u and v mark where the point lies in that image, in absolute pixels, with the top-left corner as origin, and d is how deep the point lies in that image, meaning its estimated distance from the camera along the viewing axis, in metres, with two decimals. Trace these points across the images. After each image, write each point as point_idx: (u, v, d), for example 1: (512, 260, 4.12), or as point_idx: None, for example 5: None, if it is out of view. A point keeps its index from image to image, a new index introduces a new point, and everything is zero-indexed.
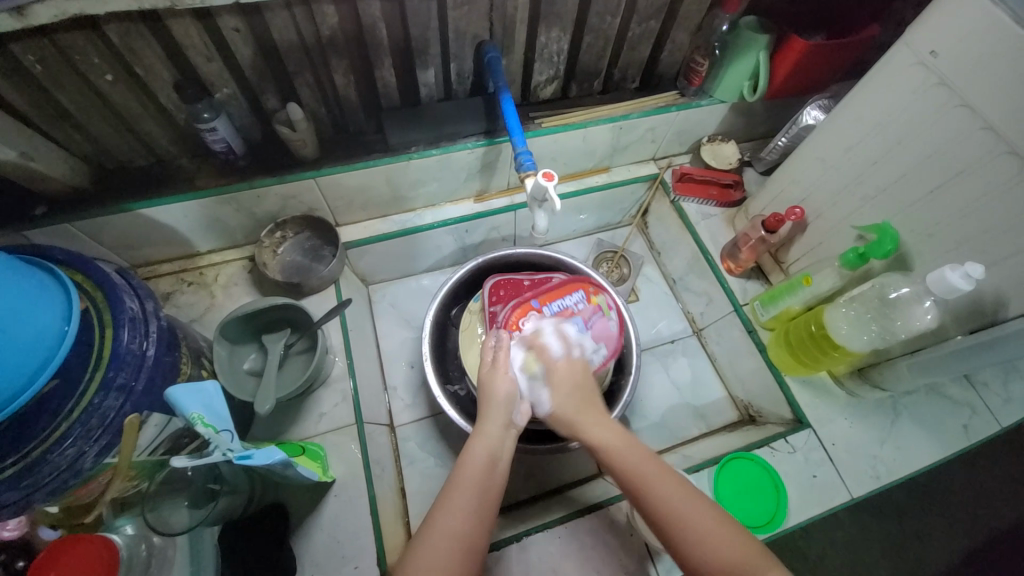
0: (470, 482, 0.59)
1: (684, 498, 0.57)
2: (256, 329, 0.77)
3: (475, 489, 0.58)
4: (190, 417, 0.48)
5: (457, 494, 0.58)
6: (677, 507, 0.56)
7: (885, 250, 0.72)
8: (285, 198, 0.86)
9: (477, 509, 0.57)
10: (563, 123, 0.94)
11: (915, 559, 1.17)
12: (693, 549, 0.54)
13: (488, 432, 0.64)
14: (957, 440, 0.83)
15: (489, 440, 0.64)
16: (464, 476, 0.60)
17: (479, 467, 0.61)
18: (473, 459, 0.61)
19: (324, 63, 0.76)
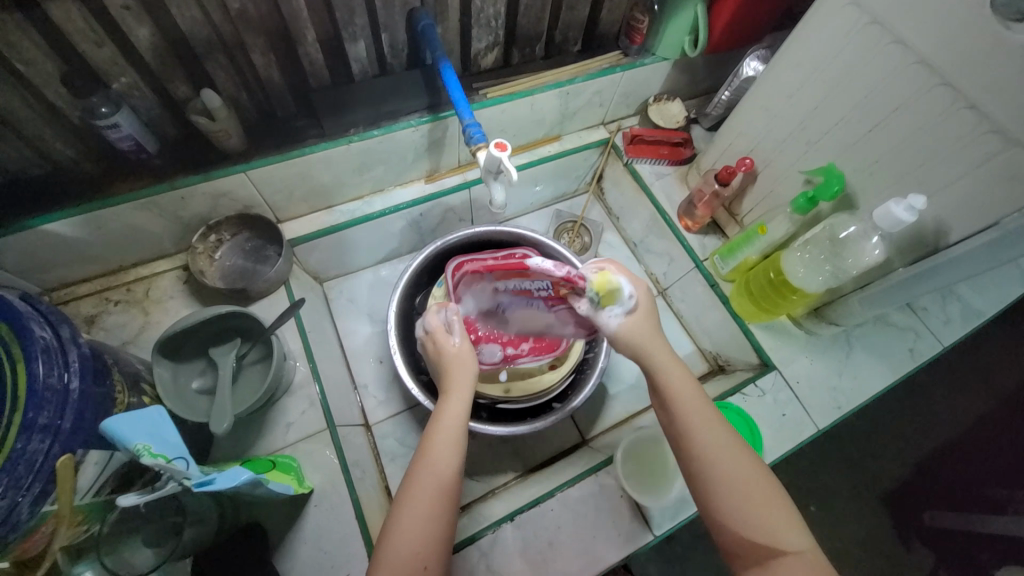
0: (445, 447, 0.57)
1: (750, 494, 0.53)
2: (201, 343, 0.70)
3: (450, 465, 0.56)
4: (135, 449, 0.43)
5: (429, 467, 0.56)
6: (735, 499, 0.52)
7: (833, 191, 0.75)
8: (215, 197, 0.78)
9: (451, 482, 0.56)
10: (509, 92, 0.90)
11: (872, 473, 1.27)
12: (748, 543, 0.51)
13: (457, 398, 0.61)
14: (904, 363, 0.90)
15: (462, 402, 0.61)
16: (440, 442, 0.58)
17: (452, 433, 0.59)
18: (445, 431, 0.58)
19: (237, 41, 0.68)
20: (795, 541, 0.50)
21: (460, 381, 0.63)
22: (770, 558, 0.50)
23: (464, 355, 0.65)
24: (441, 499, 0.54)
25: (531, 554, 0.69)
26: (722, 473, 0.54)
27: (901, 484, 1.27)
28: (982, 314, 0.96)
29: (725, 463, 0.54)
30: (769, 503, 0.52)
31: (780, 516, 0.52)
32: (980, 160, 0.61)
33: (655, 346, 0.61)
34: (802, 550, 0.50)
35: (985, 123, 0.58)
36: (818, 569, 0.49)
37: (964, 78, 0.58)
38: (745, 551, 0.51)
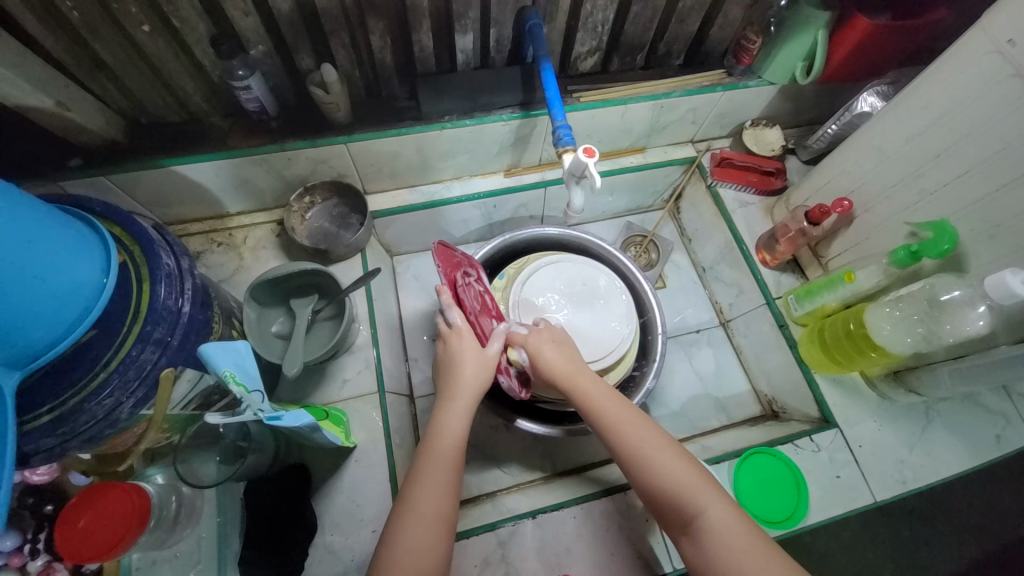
0: (445, 452, 0.61)
1: (653, 455, 0.60)
2: (283, 293, 0.76)
3: (450, 460, 0.61)
4: (222, 375, 0.48)
5: (432, 465, 0.60)
6: (649, 459, 0.60)
7: (941, 250, 0.69)
8: (316, 162, 0.85)
9: (453, 477, 0.60)
10: (603, 99, 0.90)
11: (924, 557, 1.16)
12: (672, 506, 0.58)
13: (459, 404, 0.65)
14: (987, 450, 0.81)
15: (462, 406, 0.65)
16: (436, 448, 0.61)
17: (454, 440, 0.62)
18: (445, 432, 0.63)
19: (361, 22, 0.73)
20: (708, 501, 0.56)
21: (463, 388, 0.66)
22: (690, 520, 0.56)
23: (474, 356, 0.68)
24: (442, 497, 0.58)
25: (547, 554, 0.70)
26: (637, 450, 0.60)
27: None
28: None
29: (636, 434, 0.61)
30: (680, 466, 0.59)
31: (694, 477, 0.58)
32: None
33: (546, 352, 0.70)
34: (714, 504, 0.56)
35: None
36: (733, 521, 0.55)
37: None
38: (671, 515, 0.58)
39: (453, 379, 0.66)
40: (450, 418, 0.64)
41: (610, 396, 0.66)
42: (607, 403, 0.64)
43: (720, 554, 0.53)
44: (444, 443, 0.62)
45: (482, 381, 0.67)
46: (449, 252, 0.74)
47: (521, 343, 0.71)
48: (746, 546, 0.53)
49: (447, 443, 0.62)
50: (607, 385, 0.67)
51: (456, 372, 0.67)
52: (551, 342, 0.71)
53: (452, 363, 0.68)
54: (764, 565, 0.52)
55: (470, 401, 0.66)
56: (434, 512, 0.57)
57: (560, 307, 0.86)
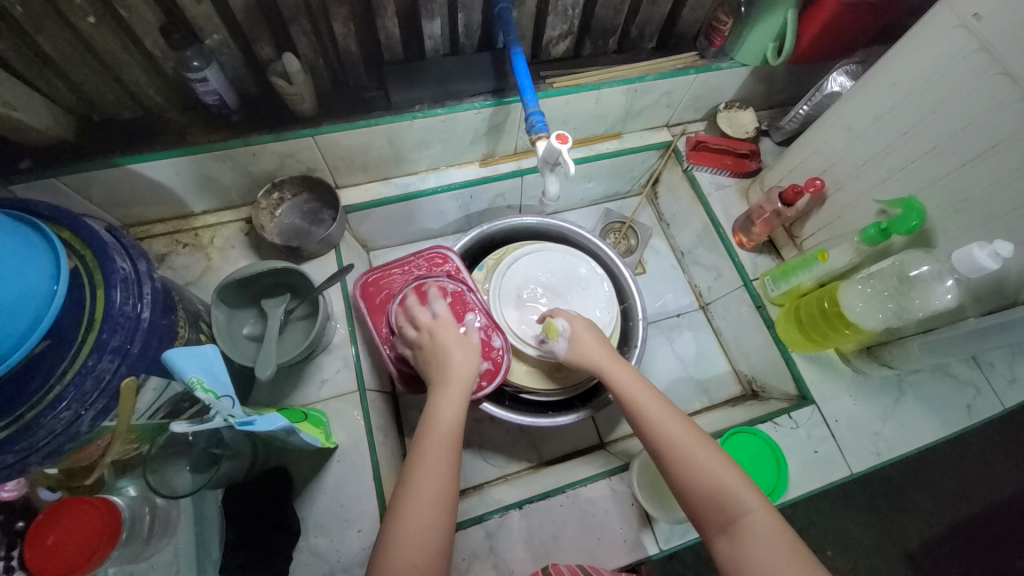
0: (444, 437, 0.59)
1: (695, 451, 0.58)
2: (253, 293, 0.73)
3: (448, 445, 0.59)
4: (189, 381, 0.47)
5: (432, 452, 0.58)
6: (686, 456, 0.58)
7: (910, 226, 0.70)
8: (283, 157, 0.82)
9: (453, 463, 0.58)
10: (576, 84, 0.89)
11: (899, 523, 1.20)
12: (707, 505, 0.55)
13: (454, 393, 0.64)
14: (957, 419, 0.84)
15: (458, 395, 0.64)
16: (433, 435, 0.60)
17: (451, 426, 0.61)
18: (443, 421, 0.61)
19: (322, 8, 0.70)
20: (749, 501, 0.54)
21: (458, 377, 0.65)
22: (730, 521, 0.54)
23: (457, 344, 0.68)
24: (441, 484, 0.56)
25: (535, 543, 0.70)
26: (672, 447, 0.59)
27: (929, 542, 1.19)
28: None
29: (676, 431, 0.60)
30: (720, 463, 0.57)
31: (734, 476, 0.56)
32: None
33: (588, 345, 0.72)
34: (754, 504, 0.54)
35: None
36: (770, 521, 0.53)
37: None
38: (708, 515, 0.55)
39: (444, 367, 0.66)
40: (444, 404, 0.62)
41: (651, 393, 0.64)
42: (650, 398, 0.64)
43: (759, 556, 0.51)
44: (441, 429, 0.60)
45: (472, 368, 0.67)
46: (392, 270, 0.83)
47: (567, 318, 0.76)
48: (785, 548, 0.51)
49: (444, 430, 0.60)
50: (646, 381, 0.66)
51: (445, 361, 0.66)
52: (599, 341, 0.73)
53: (439, 356, 0.67)
54: (804, 568, 0.49)
55: (464, 390, 0.65)
56: (432, 497, 0.55)
57: (541, 298, 0.86)
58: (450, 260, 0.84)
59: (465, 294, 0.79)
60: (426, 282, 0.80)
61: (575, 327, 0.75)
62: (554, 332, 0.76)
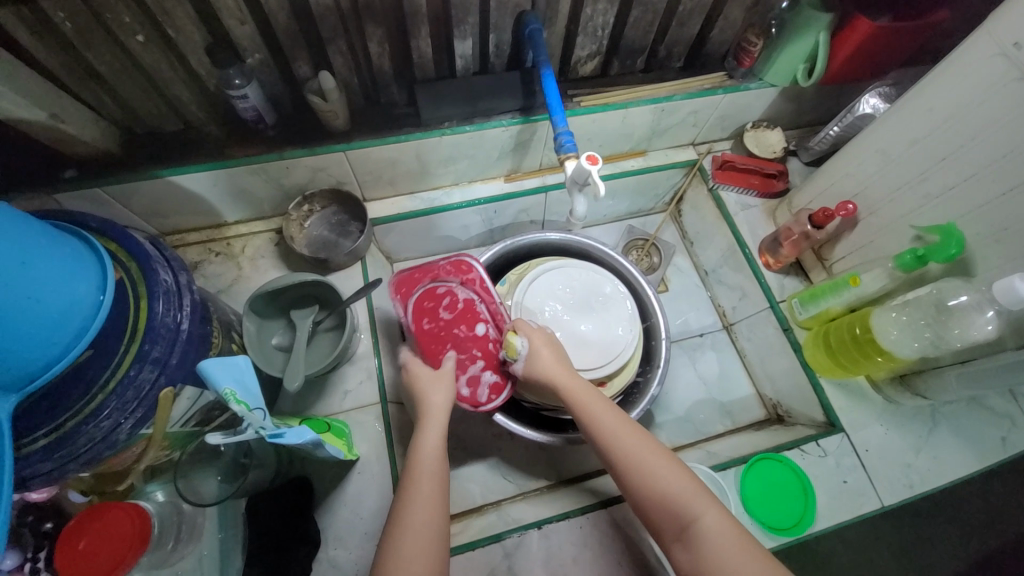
0: (427, 471, 0.61)
1: (651, 462, 0.60)
2: (283, 304, 0.75)
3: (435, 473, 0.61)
4: (222, 393, 0.48)
5: (415, 485, 0.60)
6: (645, 467, 0.59)
7: (949, 254, 0.68)
8: (314, 171, 0.84)
9: (437, 494, 0.60)
10: (603, 103, 0.89)
11: (929, 557, 1.15)
12: (665, 514, 0.57)
13: (433, 424, 0.66)
14: (994, 452, 0.80)
15: (439, 427, 0.66)
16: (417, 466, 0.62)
17: (431, 457, 0.63)
18: (423, 454, 0.63)
19: (359, 29, 0.72)
20: (699, 508, 0.56)
21: (435, 407, 0.67)
22: (684, 527, 0.56)
23: (429, 379, 0.70)
24: (430, 514, 0.58)
25: (554, 565, 0.69)
26: (630, 458, 0.61)
27: None
28: None
29: (630, 443, 0.62)
30: (671, 471, 0.59)
31: (684, 481, 0.58)
32: None
33: (542, 356, 0.71)
34: (707, 511, 0.56)
35: None
36: (725, 527, 0.55)
37: None
38: (664, 522, 0.57)
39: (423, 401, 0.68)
40: (428, 434, 0.65)
41: (603, 402, 0.66)
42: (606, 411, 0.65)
43: (715, 558, 0.53)
44: (424, 463, 0.62)
45: (449, 398, 0.69)
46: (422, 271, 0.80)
47: (525, 335, 0.72)
48: (740, 551, 0.53)
49: (425, 461, 0.62)
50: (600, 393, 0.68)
51: (422, 395, 0.69)
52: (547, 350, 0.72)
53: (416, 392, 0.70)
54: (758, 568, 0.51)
55: (443, 420, 0.67)
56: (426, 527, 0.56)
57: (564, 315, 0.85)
58: (474, 270, 0.80)
59: (476, 304, 0.77)
60: (438, 286, 0.78)
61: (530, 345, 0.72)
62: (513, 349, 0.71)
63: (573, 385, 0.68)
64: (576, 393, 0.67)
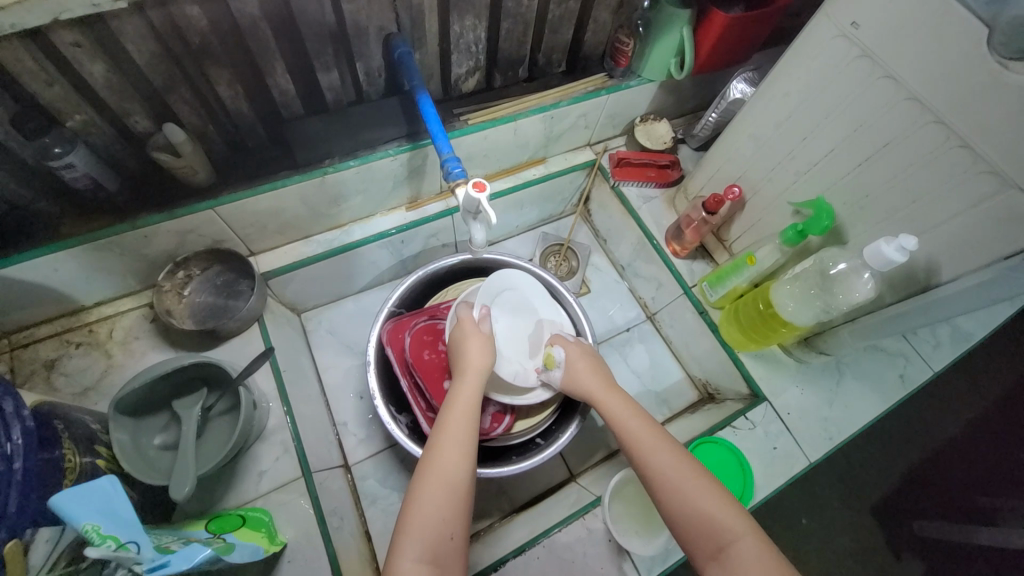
0: (461, 423, 0.62)
1: (688, 481, 0.58)
2: (163, 394, 0.65)
3: (469, 417, 0.63)
4: (83, 530, 0.40)
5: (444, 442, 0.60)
6: (681, 486, 0.57)
7: (823, 226, 0.72)
8: (182, 233, 0.74)
9: (467, 453, 0.60)
10: (491, 118, 0.87)
11: (858, 486, 1.27)
12: (699, 534, 0.55)
13: (470, 378, 0.67)
14: (894, 391, 0.87)
15: (476, 379, 0.67)
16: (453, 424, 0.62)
17: (469, 409, 0.64)
18: (459, 404, 0.64)
19: (202, 73, 0.64)
20: (734, 522, 0.54)
21: (473, 363, 0.69)
22: (723, 547, 0.53)
23: (474, 335, 0.72)
24: (455, 467, 0.59)
25: None
26: (664, 475, 0.59)
27: (892, 494, 1.26)
28: (973, 337, 0.93)
29: (665, 457, 0.60)
30: (708, 494, 0.56)
31: (722, 504, 0.56)
32: (977, 200, 0.58)
33: (582, 371, 0.74)
34: (744, 533, 0.54)
35: (980, 164, 0.56)
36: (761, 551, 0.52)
37: (958, 117, 0.56)
38: (697, 543, 0.55)
39: (462, 357, 0.70)
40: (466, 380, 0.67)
41: (641, 418, 0.66)
42: (645, 426, 0.64)
43: None
44: (458, 415, 0.63)
45: (486, 359, 0.69)
46: (410, 316, 0.85)
47: (562, 346, 0.78)
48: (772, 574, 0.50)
49: (462, 413, 0.63)
50: (637, 406, 0.68)
51: (463, 350, 0.71)
52: (588, 367, 0.74)
53: (458, 344, 0.72)
54: None
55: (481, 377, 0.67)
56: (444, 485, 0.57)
57: None
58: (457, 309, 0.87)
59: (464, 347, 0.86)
60: (429, 330, 0.84)
61: (571, 356, 0.76)
62: (551, 363, 0.77)
63: (610, 403, 0.69)
64: (610, 408, 0.68)
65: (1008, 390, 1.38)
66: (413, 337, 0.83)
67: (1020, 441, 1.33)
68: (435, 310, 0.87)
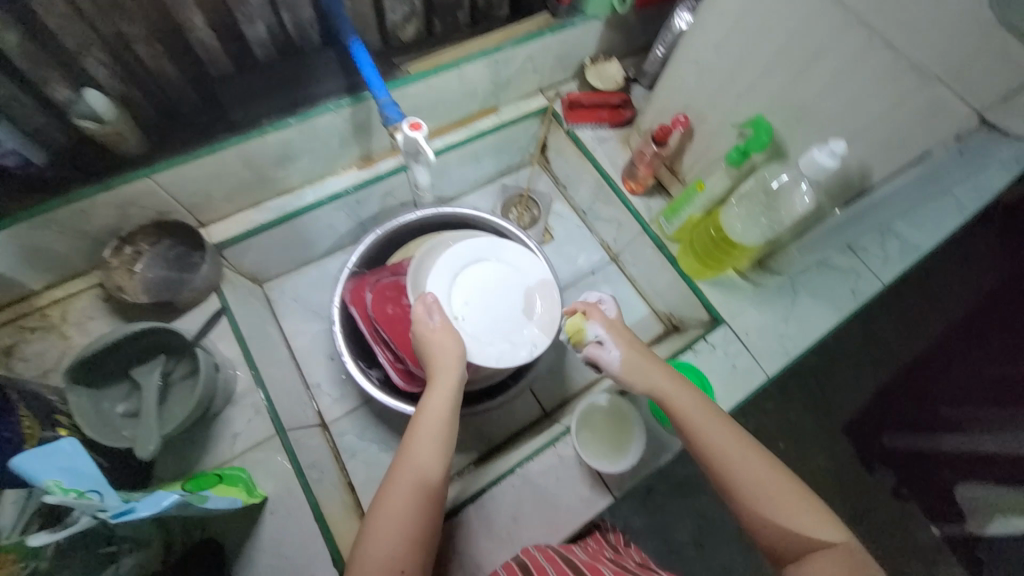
0: (430, 435, 0.60)
1: (775, 488, 0.55)
2: (121, 364, 0.65)
3: (440, 428, 0.61)
4: (45, 486, 0.41)
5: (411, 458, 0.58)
6: (767, 493, 0.55)
7: (762, 143, 0.74)
8: (123, 206, 0.72)
9: (431, 468, 0.58)
10: (434, 66, 0.85)
11: (833, 408, 1.30)
12: (787, 538, 0.53)
13: (441, 384, 0.64)
14: (846, 304, 0.91)
15: (449, 384, 0.64)
16: (427, 433, 0.60)
17: (439, 418, 0.61)
18: (430, 413, 0.61)
19: (118, 33, 0.62)
20: (829, 533, 0.52)
21: (446, 364, 0.65)
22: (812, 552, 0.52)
23: (441, 336, 0.67)
24: (421, 483, 0.57)
25: (496, 531, 0.71)
26: (750, 482, 0.56)
27: (864, 412, 1.29)
28: (920, 248, 0.95)
29: (748, 462, 0.57)
30: (797, 500, 0.54)
31: (812, 513, 0.54)
32: (900, 98, 0.59)
33: (637, 360, 0.68)
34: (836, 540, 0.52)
35: (902, 61, 0.57)
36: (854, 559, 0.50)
37: (880, 16, 0.57)
38: (783, 545, 0.54)
39: (434, 360, 0.66)
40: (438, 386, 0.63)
41: (717, 417, 0.61)
42: (722, 428, 0.60)
43: None
44: (427, 424, 0.61)
45: (458, 365, 0.65)
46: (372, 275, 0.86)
47: (597, 323, 0.72)
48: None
49: (431, 422, 0.61)
50: (709, 402, 0.63)
51: (432, 352, 0.66)
52: (638, 352, 0.69)
53: (429, 347, 0.67)
54: None
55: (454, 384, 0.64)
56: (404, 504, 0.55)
57: None
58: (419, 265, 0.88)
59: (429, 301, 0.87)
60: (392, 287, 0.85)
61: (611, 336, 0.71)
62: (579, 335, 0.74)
63: (681, 408, 0.62)
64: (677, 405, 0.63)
65: (981, 300, 1.40)
66: (375, 293, 0.83)
67: (995, 353, 1.34)
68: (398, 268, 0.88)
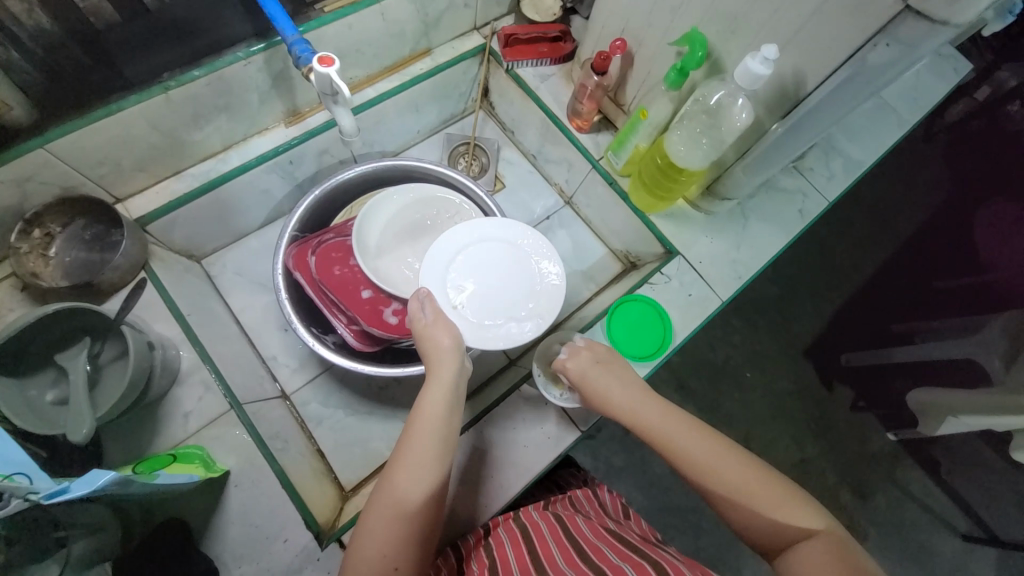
0: (425, 432, 0.58)
1: (764, 488, 0.52)
2: (42, 352, 0.61)
3: (435, 426, 0.59)
4: None
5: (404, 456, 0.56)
6: (750, 491, 0.52)
7: (698, 59, 0.72)
8: (18, 183, 0.65)
9: (425, 468, 0.56)
10: (351, 2, 0.78)
11: (792, 333, 1.35)
12: (773, 538, 0.50)
13: (436, 381, 0.62)
14: (794, 224, 0.93)
15: (445, 382, 0.62)
16: (419, 431, 0.58)
17: (433, 415, 0.59)
18: (424, 410, 0.60)
19: None
20: (812, 520, 0.49)
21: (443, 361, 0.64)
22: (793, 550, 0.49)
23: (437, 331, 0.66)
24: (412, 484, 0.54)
25: (467, 476, 0.71)
26: (732, 485, 0.53)
27: (824, 334, 1.35)
28: (862, 163, 0.98)
29: (733, 463, 0.54)
30: (784, 496, 0.51)
31: (801, 507, 0.51)
32: None
33: (608, 378, 0.67)
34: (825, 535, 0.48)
35: None
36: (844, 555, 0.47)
37: None
38: (770, 545, 0.51)
39: (431, 357, 0.65)
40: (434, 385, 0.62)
41: (697, 421, 0.60)
42: (706, 431, 0.58)
43: None
44: (423, 422, 0.59)
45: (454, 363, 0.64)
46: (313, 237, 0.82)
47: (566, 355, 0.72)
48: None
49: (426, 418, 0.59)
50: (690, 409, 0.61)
51: (430, 350, 0.65)
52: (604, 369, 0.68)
53: (427, 345, 0.66)
54: None
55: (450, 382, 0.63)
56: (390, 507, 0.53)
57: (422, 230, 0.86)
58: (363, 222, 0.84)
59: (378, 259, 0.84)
60: (336, 247, 0.82)
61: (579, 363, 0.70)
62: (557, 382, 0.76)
63: (661, 415, 0.61)
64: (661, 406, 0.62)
65: (928, 214, 1.44)
66: (318, 256, 0.80)
67: (946, 264, 1.39)
68: (341, 228, 0.84)
